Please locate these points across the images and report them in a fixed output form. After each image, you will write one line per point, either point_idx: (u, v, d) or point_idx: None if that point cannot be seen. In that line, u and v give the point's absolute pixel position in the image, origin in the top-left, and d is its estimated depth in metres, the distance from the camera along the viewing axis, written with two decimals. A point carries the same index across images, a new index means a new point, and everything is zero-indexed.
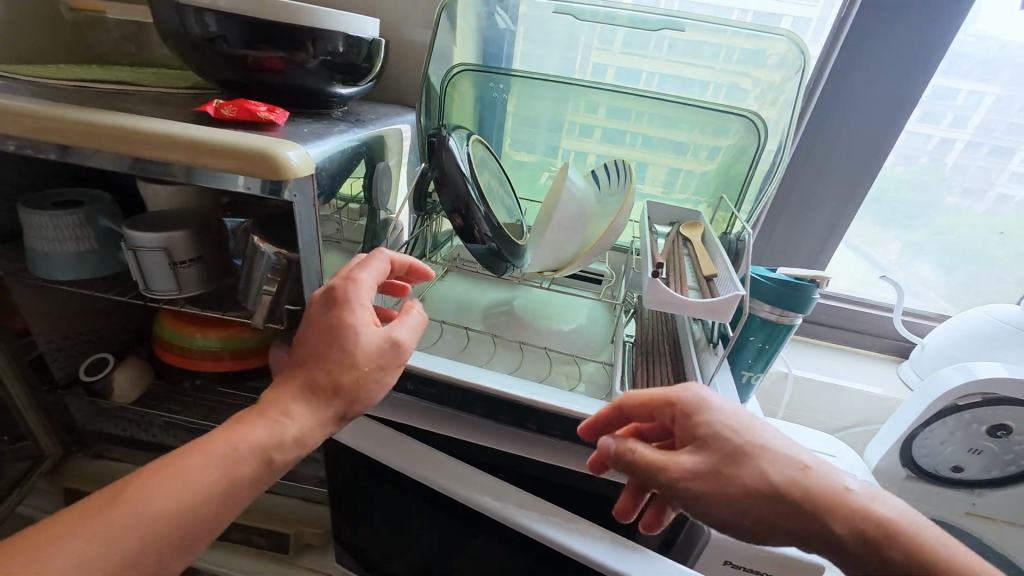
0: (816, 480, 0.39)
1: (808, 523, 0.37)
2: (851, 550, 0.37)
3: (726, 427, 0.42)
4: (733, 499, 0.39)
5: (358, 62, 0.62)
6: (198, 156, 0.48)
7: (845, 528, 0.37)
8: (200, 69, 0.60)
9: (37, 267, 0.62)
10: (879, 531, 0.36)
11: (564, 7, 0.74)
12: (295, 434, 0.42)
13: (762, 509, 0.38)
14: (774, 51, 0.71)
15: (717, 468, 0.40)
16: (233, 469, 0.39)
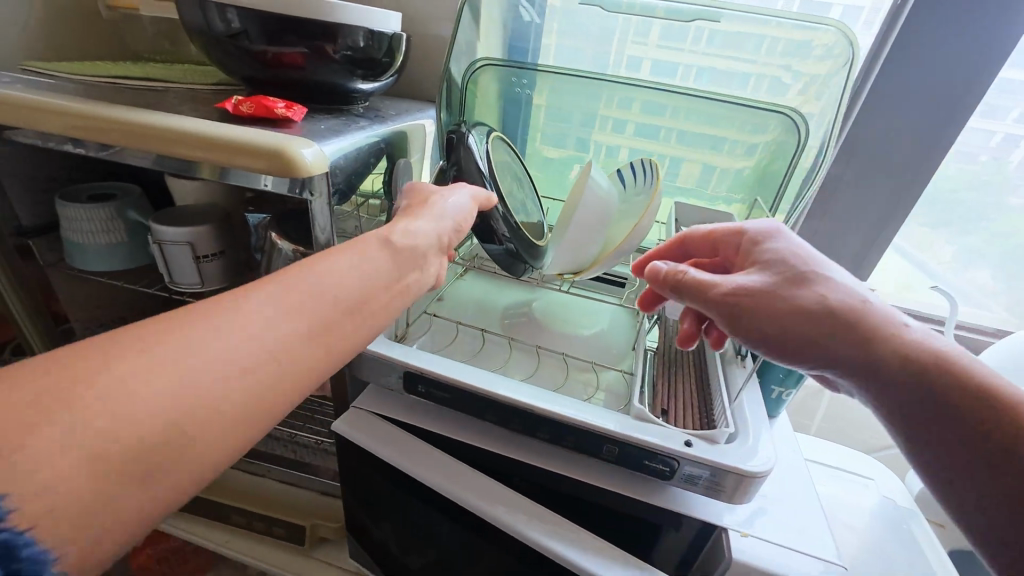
0: (872, 313, 0.40)
1: (846, 338, 0.39)
2: (896, 375, 0.37)
3: (791, 255, 0.45)
4: (778, 311, 0.41)
5: (379, 56, 0.61)
6: (217, 153, 0.48)
7: (888, 360, 0.38)
8: (224, 66, 0.60)
9: (73, 258, 0.64)
10: (912, 361, 0.37)
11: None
12: (366, 293, 0.40)
13: (810, 326, 0.40)
14: (821, 41, 0.66)
15: (775, 287, 0.42)
16: (307, 284, 0.38)
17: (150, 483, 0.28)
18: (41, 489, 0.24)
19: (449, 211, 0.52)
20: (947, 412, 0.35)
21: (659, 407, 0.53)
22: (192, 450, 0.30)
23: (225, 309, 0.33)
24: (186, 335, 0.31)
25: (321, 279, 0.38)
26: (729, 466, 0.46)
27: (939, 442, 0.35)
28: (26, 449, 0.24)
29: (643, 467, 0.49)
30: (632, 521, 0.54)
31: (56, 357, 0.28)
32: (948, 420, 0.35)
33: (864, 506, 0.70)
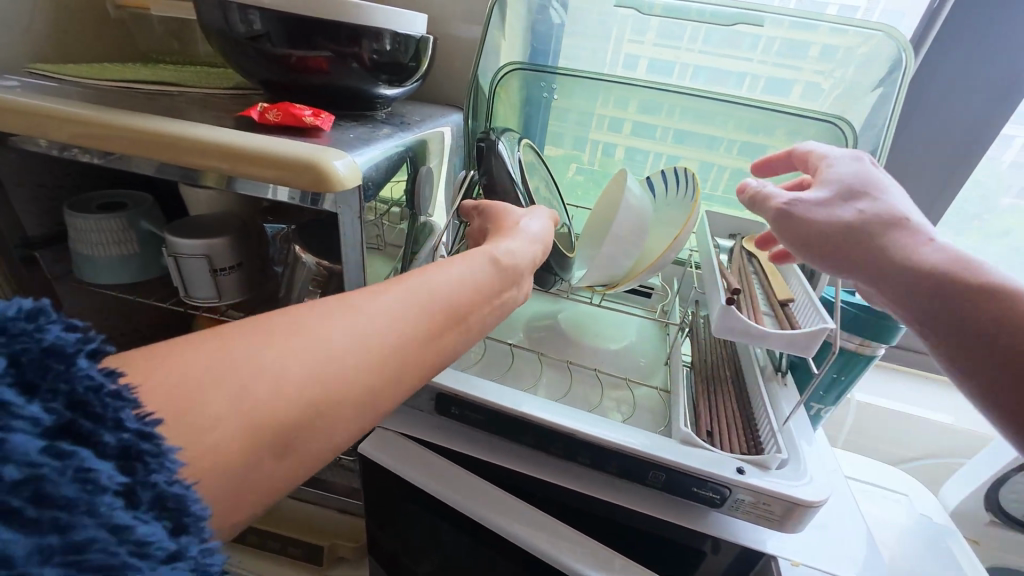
0: (980, 271, 0.37)
1: (932, 287, 0.38)
2: (970, 348, 0.36)
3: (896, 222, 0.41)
4: (851, 260, 0.41)
5: (405, 60, 0.59)
6: (242, 164, 0.45)
7: (959, 287, 0.37)
8: (243, 69, 0.57)
9: (81, 270, 0.61)
10: (993, 337, 0.35)
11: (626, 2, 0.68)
12: (477, 303, 0.39)
13: (901, 274, 0.39)
14: (866, 47, 0.64)
15: (862, 226, 0.41)
16: (419, 297, 0.36)
17: (282, 461, 0.28)
18: (199, 462, 0.25)
19: (534, 233, 0.50)
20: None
21: (703, 429, 0.51)
22: (317, 437, 0.29)
23: (357, 304, 0.33)
24: (322, 323, 0.31)
25: (433, 283, 0.37)
26: (783, 495, 0.44)
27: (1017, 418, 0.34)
28: (187, 424, 0.25)
29: (690, 494, 0.47)
30: (673, 547, 0.52)
31: (210, 333, 0.28)
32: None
33: (900, 523, 0.69)
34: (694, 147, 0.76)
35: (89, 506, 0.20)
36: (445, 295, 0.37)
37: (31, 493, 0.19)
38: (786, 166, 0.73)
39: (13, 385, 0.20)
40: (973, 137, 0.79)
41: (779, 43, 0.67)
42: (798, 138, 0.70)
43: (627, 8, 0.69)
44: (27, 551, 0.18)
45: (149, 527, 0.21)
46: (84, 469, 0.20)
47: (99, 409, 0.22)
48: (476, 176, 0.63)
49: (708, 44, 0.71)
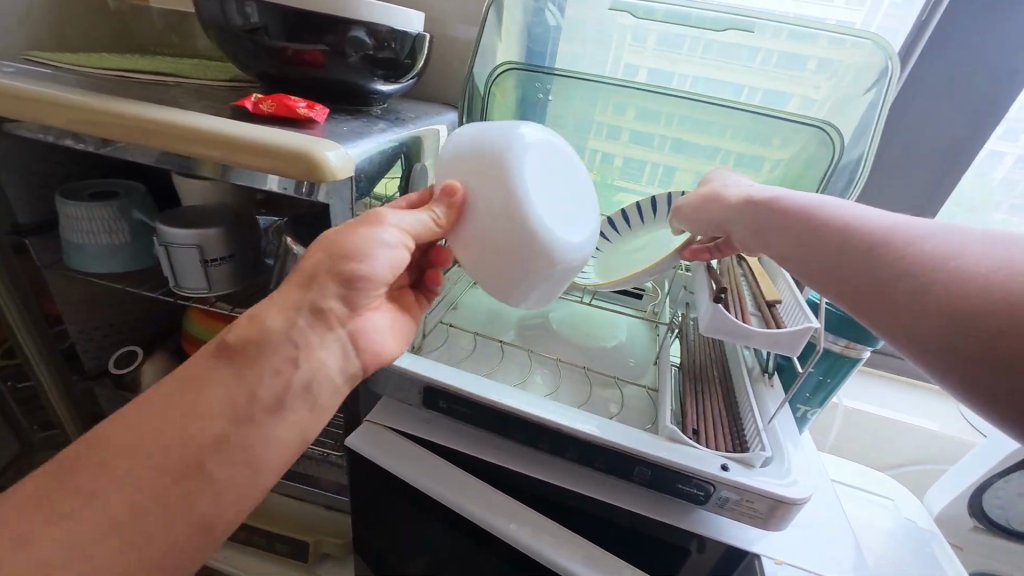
0: (873, 227, 0.36)
1: (829, 260, 0.38)
2: (815, 267, 0.39)
3: (798, 205, 0.42)
4: (725, 215, 0.48)
5: (401, 57, 0.59)
6: (233, 153, 0.45)
7: (813, 220, 0.40)
8: (239, 61, 0.57)
9: (71, 259, 0.61)
10: (844, 245, 0.37)
11: (621, 5, 0.70)
12: (279, 335, 0.41)
13: (801, 254, 0.40)
14: (851, 58, 0.65)
15: (760, 223, 0.44)
16: (202, 382, 0.39)
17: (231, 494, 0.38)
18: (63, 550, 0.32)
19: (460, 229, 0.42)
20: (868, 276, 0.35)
21: (689, 427, 0.51)
22: (169, 519, 0.35)
23: (222, 348, 0.40)
24: (124, 427, 0.36)
25: (250, 336, 0.40)
26: (765, 491, 0.44)
27: (877, 310, 0.34)
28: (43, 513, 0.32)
29: (675, 490, 0.47)
30: (657, 544, 0.52)
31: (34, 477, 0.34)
32: (869, 287, 0.35)
33: (885, 527, 0.69)
34: (691, 150, 0.76)
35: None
36: (245, 341, 0.40)
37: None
38: (777, 173, 0.73)
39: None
40: (957, 148, 0.80)
41: (769, 52, 0.68)
42: (790, 142, 0.71)
43: (622, 11, 0.70)
44: None
45: None
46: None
47: None
48: None
49: (707, 56, 0.71)
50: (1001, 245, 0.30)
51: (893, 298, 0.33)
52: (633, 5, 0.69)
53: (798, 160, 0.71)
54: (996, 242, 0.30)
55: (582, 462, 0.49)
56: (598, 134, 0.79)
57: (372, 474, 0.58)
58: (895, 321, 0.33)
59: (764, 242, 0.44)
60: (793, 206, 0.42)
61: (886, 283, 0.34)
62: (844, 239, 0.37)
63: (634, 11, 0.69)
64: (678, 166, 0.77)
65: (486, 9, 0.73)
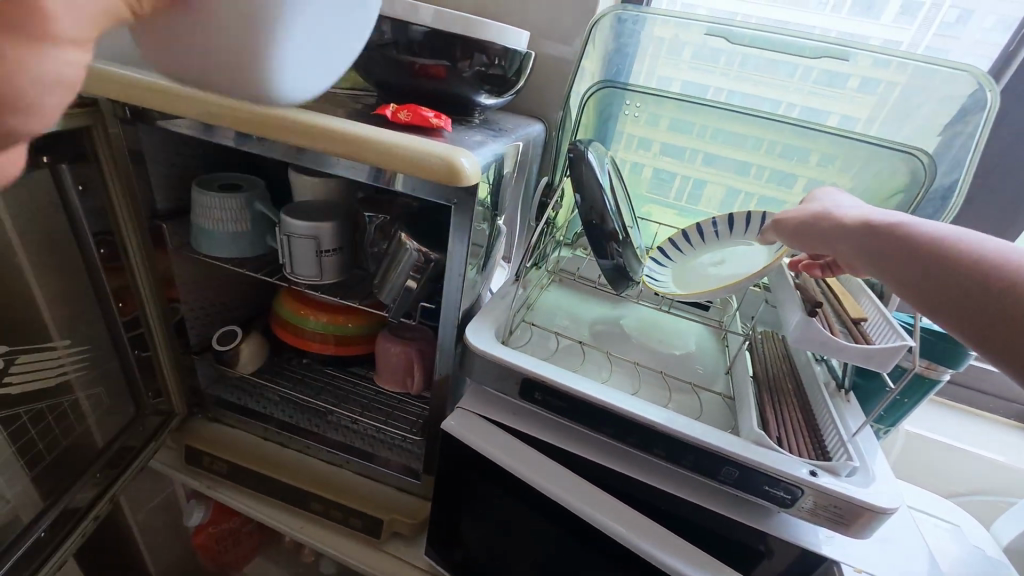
0: None
1: (971, 302, 0.35)
2: (929, 291, 0.37)
3: (933, 235, 0.39)
4: (825, 235, 0.47)
5: (509, 74, 0.64)
6: (374, 157, 0.50)
7: (952, 252, 0.37)
8: (364, 71, 0.63)
9: (199, 242, 0.68)
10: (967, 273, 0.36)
11: (718, 30, 0.72)
12: None
13: (932, 288, 0.37)
14: (950, 89, 0.65)
15: (886, 248, 0.41)
16: None
17: None
18: None
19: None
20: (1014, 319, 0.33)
21: (774, 434, 0.54)
22: None
23: None
24: None
25: None
26: (856, 499, 0.46)
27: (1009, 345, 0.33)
28: None
29: (762, 492, 0.49)
30: (735, 544, 0.54)
31: None
32: (1006, 324, 0.34)
33: (953, 552, 0.69)
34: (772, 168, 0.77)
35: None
36: None
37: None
38: (859, 198, 0.73)
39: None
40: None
41: (861, 77, 0.69)
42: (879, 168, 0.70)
43: (717, 36, 0.73)
44: None
45: None
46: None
47: None
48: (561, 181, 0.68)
49: (742, 70, 0.75)
50: None
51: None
52: (728, 30, 0.71)
53: (885, 185, 0.71)
54: None
55: (670, 459, 0.52)
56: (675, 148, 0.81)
57: (461, 458, 0.62)
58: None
59: (868, 263, 0.43)
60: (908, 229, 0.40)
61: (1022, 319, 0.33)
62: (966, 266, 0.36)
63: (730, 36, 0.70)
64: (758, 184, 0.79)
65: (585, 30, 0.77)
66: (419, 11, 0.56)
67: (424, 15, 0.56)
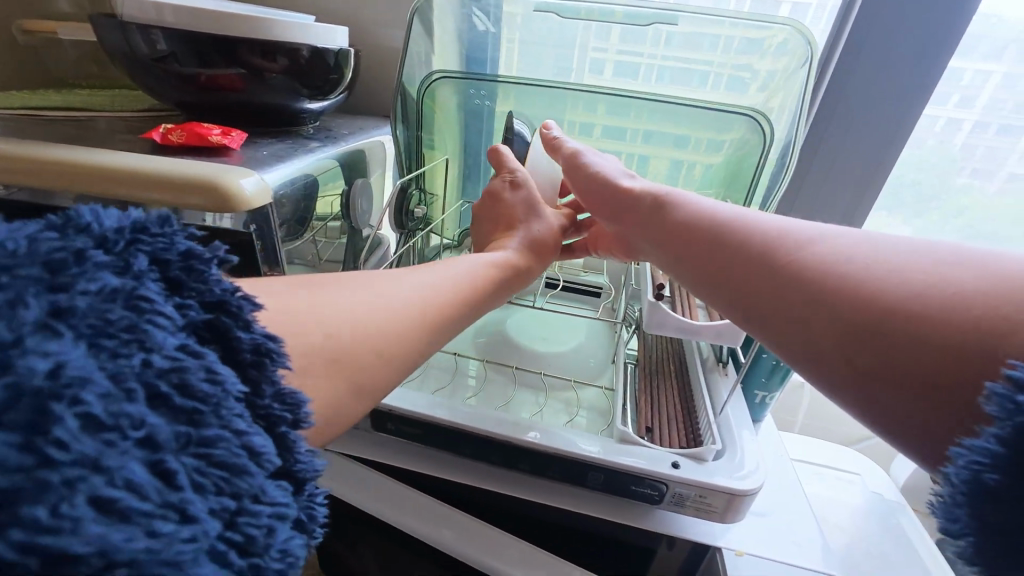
0: (802, 241, 0.38)
1: (765, 267, 0.39)
2: (737, 273, 0.41)
3: (724, 214, 0.44)
4: (628, 212, 0.53)
5: (324, 74, 0.58)
6: (138, 189, 0.43)
7: (749, 230, 0.42)
8: (152, 90, 0.55)
9: None
10: (777, 254, 0.39)
11: (545, 5, 0.68)
12: None
13: (740, 262, 0.41)
14: (778, 43, 0.64)
15: (684, 228, 0.47)
16: None
17: None
18: None
19: None
20: (784, 282, 0.38)
21: (642, 426, 0.51)
22: None
23: None
24: None
25: None
26: (718, 487, 0.44)
27: (776, 326, 0.38)
28: None
29: (630, 492, 0.46)
30: (624, 547, 0.51)
31: None
32: (787, 288, 0.37)
33: (852, 503, 0.70)
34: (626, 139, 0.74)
35: (219, 407, 0.21)
36: None
37: (176, 381, 0.20)
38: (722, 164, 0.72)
39: (160, 281, 0.23)
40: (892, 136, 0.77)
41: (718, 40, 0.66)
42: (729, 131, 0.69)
43: (548, 12, 0.68)
44: (169, 435, 0.20)
45: (263, 439, 0.23)
46: (214, 370, 0.22)
47: (234, 308, 0.25)
48: (409, 181, 0.70)
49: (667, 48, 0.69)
50: (890, 247, 0.35)
51: (794, 305, 0.37)
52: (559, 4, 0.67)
53: (741, 148, 0.69)
54: (874, 248, 0.35)
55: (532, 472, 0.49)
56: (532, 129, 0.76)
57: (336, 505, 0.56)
58: (810, 339, 0.35)
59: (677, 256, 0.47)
60: (704, 222, 0.45)
61: (810, 295, 0.36)
62: (744, 246, 0.41)
63: (557, 10, 0.67)
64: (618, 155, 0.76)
65: (411, 19, 0.69)
66: (189, 13, 0.49)
67: (198, 18, 0.49)
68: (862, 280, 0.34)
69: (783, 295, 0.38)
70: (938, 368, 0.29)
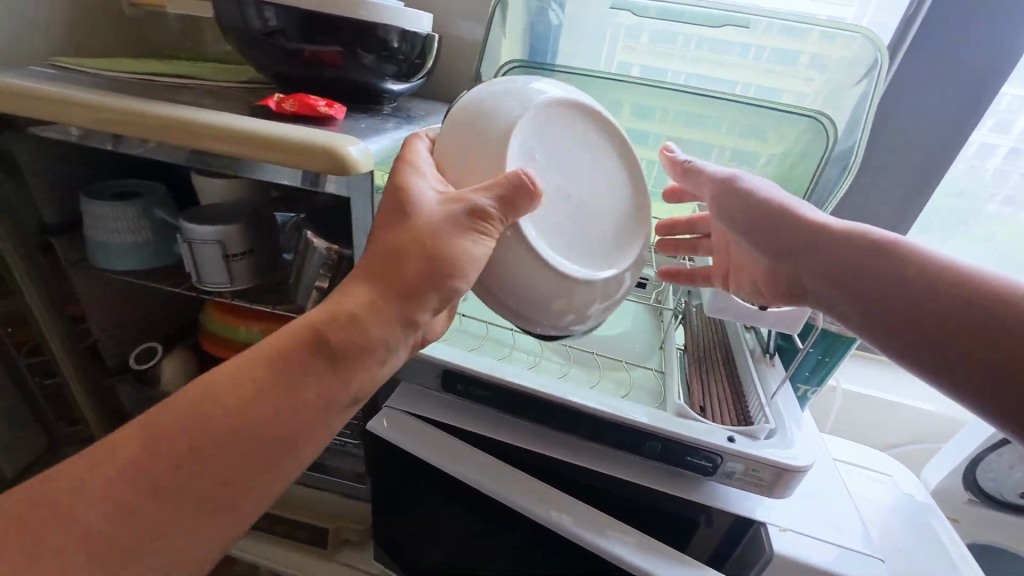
0: (857, 232, 0.44)
1: (835, 250, 0.44)
2: (805, 255, 0.45)
3: (785, 202, 0.48)
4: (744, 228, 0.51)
5: (411, 57, 0.62)
6: (256, 148, 0.47)
7: (813, 220, 0.46)
8: (256, 64, 0.60)
9: (96, 256, 0.63)
10: (844, 241, 0.44)
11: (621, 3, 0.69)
12: None
13: (811, 241, 0.45)
14: (843, 51, 0.66)
15: (752, 216, 0.49)
16: None
17: None
18: None
19: None
20: (850, 268, 0.43)
21: (696, 404, 0.54)
22: None
23: None
24: None
25: None
26: (772, 461, 0.47)
27: (836, 304, 0.44)
28: None
29: (685, 463, 0.49)
30: (669, 517, 0.54)
31: None
32: (857, 275, 0.42)
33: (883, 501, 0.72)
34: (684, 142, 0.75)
35: None
36: None
37: None
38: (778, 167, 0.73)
39: None
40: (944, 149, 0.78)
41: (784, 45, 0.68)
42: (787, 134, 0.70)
43: (622, 9, 0.70)
44: None
45: None
46: None
47: None
48: None
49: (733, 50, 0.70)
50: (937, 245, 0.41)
51: (856, 285, 0.42)
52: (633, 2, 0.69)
53: (798, 151, 0.71)
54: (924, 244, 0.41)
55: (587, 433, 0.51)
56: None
57: (394, 455, 0.60)
58: (879, 317, 0.40)
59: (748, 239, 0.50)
60: (774, 204, 0.48)
61: (882, 282, 0.41)
62: (810, 232, 0.46)
63: (634, 9, 0.68)
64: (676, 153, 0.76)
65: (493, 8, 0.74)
66: None
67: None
68: (926, 271, 0.39)
69: (850, 281, 0.42)
70: (995, 342, 0.35)
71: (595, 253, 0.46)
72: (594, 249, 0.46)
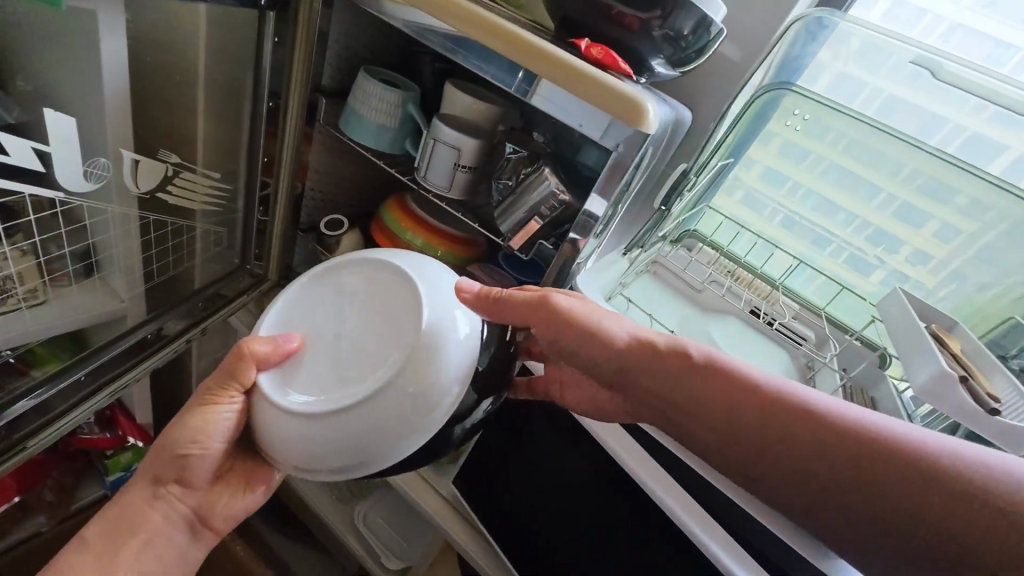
0: (861, 429, 0.39)
1: (814, 464, 0.39)
2: (802, 480, 0.39)
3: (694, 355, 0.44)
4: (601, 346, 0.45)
5: (693, 46, 0.62)
6: (558, 76, 0.50)
7: (839, 427, 0.39)
8: (554, 4, 0.64)
9: (348, 123, 0.71)
10: (830, 435, 0.39)
11: (924, 58, 0.61)
12: None
13: (801, 491, 0.40)
14: None
15: (706, 384, 0.43)
16: None
17: None
18: None
19: None
20: (864, 487, 0.37)
21: None
22: None
23: None
24: None
25: None
26: None
27: (815, 513, 0.40)
28: None
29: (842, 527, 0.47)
30: None
31: None
32: (771, 441, 0.40)
33: None
34: (923, 225, 0.67)
35: None
36: None
37: None
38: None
39: None
40: None
41: None
42: None
43: (920, 65, 0.62)
44: None
45: None
46: None
47: None
48: (689, 168, 0.73)
49: None
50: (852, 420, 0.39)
51: (854, 497, 0.38)
52: (937, 60, 0.60)
53: None
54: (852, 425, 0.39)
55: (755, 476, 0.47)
56: (821, 180, 0.74)
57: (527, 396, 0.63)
58: (866, 538, 0.38)
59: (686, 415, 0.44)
60: (689, 402, 0.43)
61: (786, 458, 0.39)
62: (809, 449, 0.39)
63: (934, 68, 0.60)
64: (899, 230, 0.70)
65: (790, 23, 0.65)
66: None
67: None
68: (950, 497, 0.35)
69: (854, 495, 0.38)
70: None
71: (327, 437, 0.41)
72: (343, 429, 0.41)
